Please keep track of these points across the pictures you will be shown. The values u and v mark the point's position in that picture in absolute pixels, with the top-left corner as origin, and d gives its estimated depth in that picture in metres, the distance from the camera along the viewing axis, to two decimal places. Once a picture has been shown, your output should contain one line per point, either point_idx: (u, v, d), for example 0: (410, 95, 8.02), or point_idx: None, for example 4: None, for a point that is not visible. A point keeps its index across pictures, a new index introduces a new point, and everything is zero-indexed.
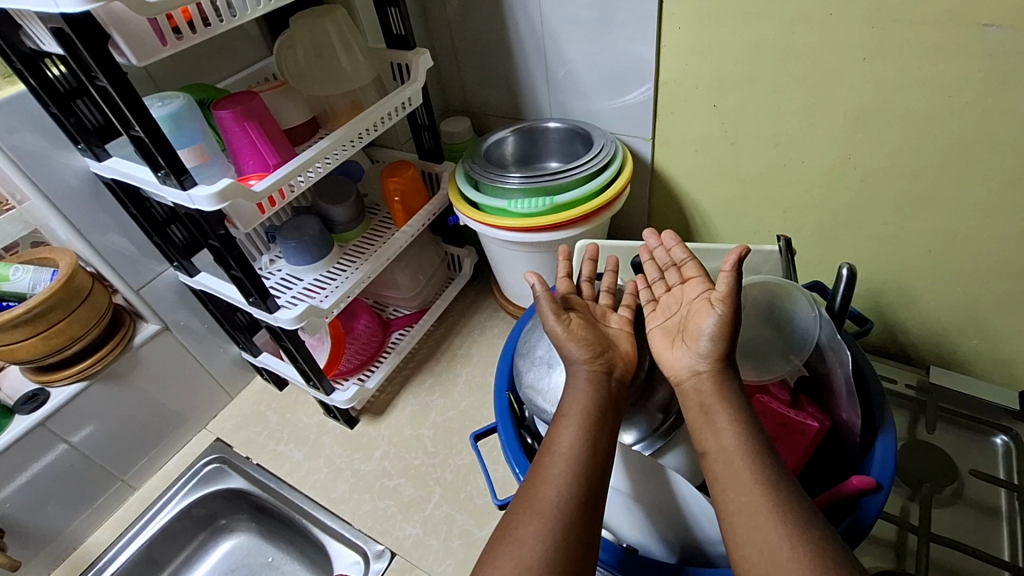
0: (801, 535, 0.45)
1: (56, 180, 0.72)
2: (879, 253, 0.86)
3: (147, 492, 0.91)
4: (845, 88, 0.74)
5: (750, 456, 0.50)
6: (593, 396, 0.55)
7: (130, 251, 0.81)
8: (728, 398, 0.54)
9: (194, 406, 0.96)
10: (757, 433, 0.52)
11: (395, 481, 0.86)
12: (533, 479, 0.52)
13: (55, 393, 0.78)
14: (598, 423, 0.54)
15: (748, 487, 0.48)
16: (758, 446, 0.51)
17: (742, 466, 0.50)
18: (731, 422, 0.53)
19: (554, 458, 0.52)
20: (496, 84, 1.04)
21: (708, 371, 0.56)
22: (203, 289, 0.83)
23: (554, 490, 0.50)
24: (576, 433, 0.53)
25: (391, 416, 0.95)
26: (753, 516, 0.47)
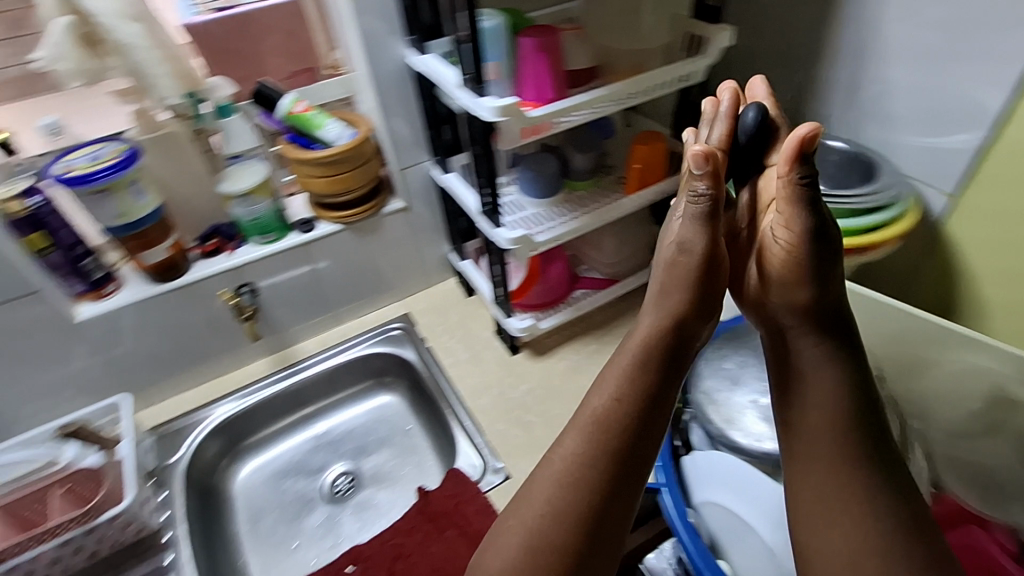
0: (870, 523, 0.49)
1: (380, 61, 0.85)
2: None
3: (346, 330, 1.10)
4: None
5: (850, 451, 0.52)
6: (609, 399, 0.55)
7: (408, 133, 0.95)
8: (834, 364, 0.54)
9: (400, 280, 1.12)
10: (847, 404, 0.53)
11: (531, 418, 0.91)
12: (540, 469, 0.54)
13: (320, 226, 0.97)
14: (602, 435, 0.54)
15: (824, 471, 0.52)
16: (857, 442, 0.52)
17: (831, 449, 0.52)
18: (831, 404, 0.53)
19: (564, 451, 0.54)
20: (786, 83, 0.95)
21: (808, 334, 0.55)
22: (446, 187, 0.95)
23: (561, 480, 0.52)
24: (588, 443, 0.53)
25: (548, 361, 0.99)
26: (829, 504, 0.51)
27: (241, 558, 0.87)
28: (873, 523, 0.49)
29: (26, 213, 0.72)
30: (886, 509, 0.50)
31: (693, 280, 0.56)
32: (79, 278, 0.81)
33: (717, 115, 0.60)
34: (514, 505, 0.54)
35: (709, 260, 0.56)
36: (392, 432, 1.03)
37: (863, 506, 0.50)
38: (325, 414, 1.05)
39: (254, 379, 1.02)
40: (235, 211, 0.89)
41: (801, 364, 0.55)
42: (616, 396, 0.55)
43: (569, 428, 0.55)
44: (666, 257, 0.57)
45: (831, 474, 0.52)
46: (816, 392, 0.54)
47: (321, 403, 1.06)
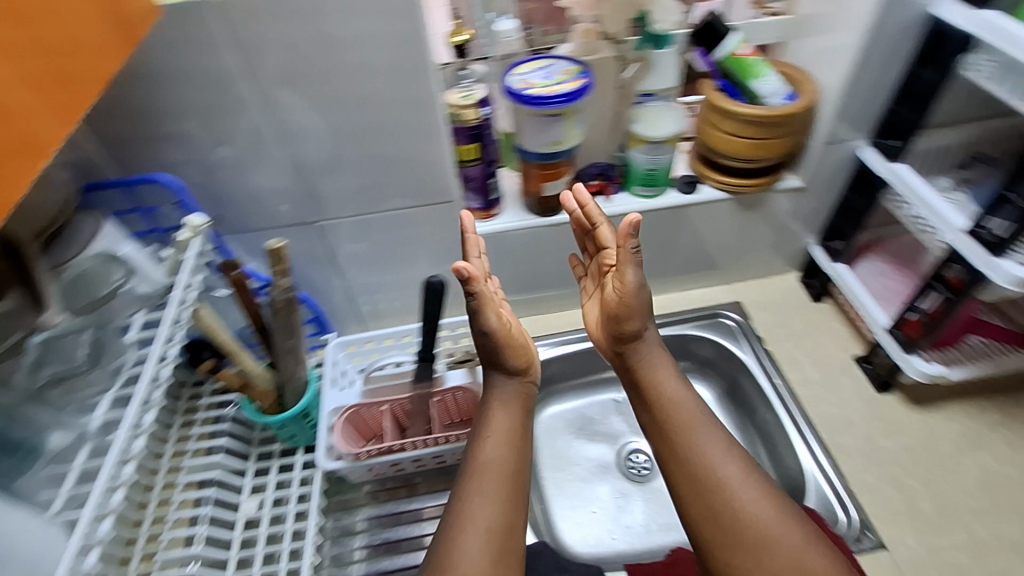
0: (752, 469, 0.61)
1: (894, 14, 0.66)
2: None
3: (667, 303, 1.00)
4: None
5: (684, 428, 0.63)
6: (502, 412, 0.65)
7: (862, 104, 0.75)
8: (665, 369, 0.67)
9: (744, 265, 0.97)
10: (637, 351, 0.68)
11: (914, 483, 0.75)
12: (472, 481, 0.61)
13: (703, 189, 0.85)
14: (507, 445, 0.63)
15: (672, 412, 0.65)
16: (683, 404, 0.65)
17: (683, 395, 0.66)
18: (681, 387, 0.66)
19: (476, 506, 0.58)
20: None
21: (648, 348, 0.68)
22: (889, 181, 0.76)
23: (483, 507, 0.58)
24: (489, 491, 0.59)
25: (930, 416, 0.81)
26: (744, 487, 0.59)
27: (544, 504, 0.86)
28: (767, 486, 0.59)
29: (474, 122, 0.71)
30: (739, 459, 0.61)
31: (507, 342, 0.65)
32: (479, 195, 0.79)
33: (469, 246, 0.65)
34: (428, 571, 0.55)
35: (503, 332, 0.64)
36: None
37: (766, 484, 0.59)
38: None
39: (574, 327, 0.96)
40: (634, 155, 0.79)
41: (658, 374, 0.67)
42: (486, 441, 0.63)
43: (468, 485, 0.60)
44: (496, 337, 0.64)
45: (743, 471, 0.60)
46: (666, 374, 0.67)
47: None
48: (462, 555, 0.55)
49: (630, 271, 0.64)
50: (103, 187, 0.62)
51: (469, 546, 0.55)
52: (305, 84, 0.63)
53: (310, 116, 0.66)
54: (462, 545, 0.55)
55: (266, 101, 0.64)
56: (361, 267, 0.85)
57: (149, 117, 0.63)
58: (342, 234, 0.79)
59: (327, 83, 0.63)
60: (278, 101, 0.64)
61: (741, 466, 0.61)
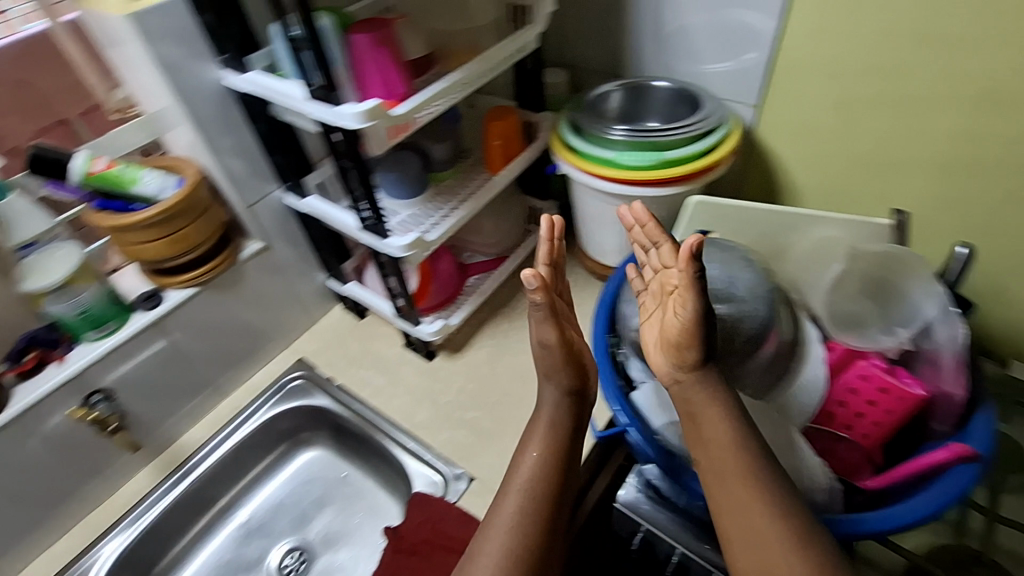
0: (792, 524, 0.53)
1: (191, 93, 0.72)
2: (1001, 235, 0.83)
3: (235, 402, 0.96)
4: (994, 62, 0.70)
5: (735, 477, 0.56)
6: (552, 464, 0.63)
7: (245, 167, 0.82)
8: (711, 415, 0.58)
9: (281, 327, 1.00)
10: (752, 436, 0.58)
11: (475, 414, 0.89)
12: (507, 493, 0.62)
13: (170, 296, 0.82)
14: (555, 470, 0.63)
15: (743, 495, 0.55)
16: (750, 454, 0.57)
17: (732, 461, 0.57)
18: (728, 434, 0.58)
19: (502, 517, 0.59)
20: (601, 37, 0.99)
21: (699, 389, 0.60)
22: (310, 212, 0.85)
23: (512, 524, 0.59)
24: (522, 510, 0.60)
25: (468, 356, 0.97)
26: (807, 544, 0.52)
27: None
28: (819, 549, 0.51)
29: None
30: (762, 508, 0.54)
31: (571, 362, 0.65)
32: None
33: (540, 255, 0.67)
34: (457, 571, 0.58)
35: (567, 349, 0.63)
36: (328, 485, 0.95)
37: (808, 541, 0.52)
38: (244, 500, 0.93)
39: (143, 495, 0.85)
40: (53, 309, 0.73)
41: (712, 432, 0.59)
42: (538, 453, 0.64)
43: (498, 503, 0.61)
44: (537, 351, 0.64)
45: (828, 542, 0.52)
46: (711, 421, 0.59)
47: (233, 491, 0.93)
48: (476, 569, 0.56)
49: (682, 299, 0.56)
50: None
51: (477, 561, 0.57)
52: None
53: None
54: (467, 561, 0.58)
55: None
56: None
57: None
58: None
59: None
60: None
61: (795, 511, 0.54)
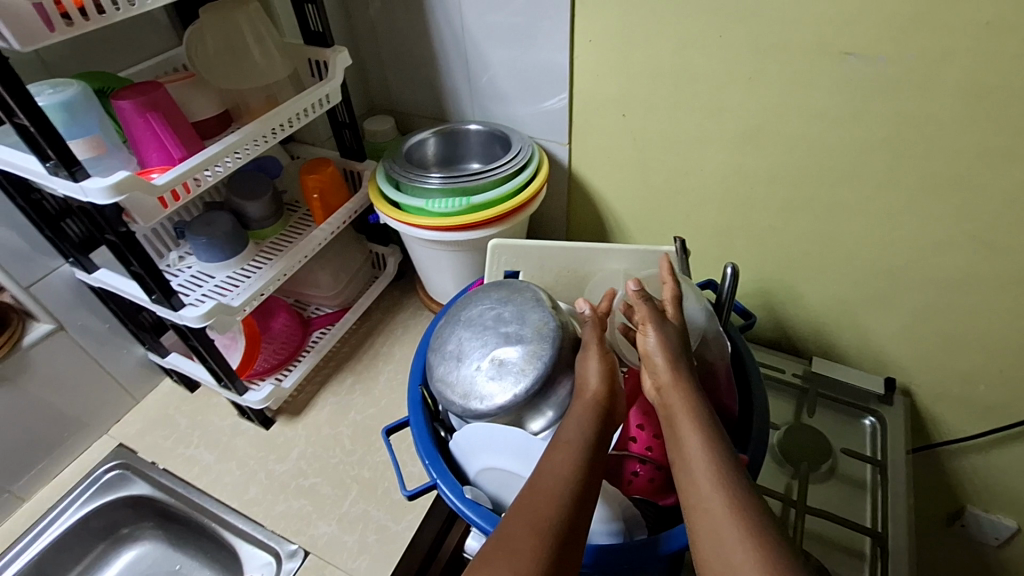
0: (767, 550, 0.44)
1: None
2: (784, 249, 0.91)
3: (38, 504, 0.85)
4: (743, 98, 0.79)
5: (705, 478, 0.49)
6: (592, 447, 0.53)
7: (20, 244, 0.75)
8: (686, 423, 0.54)
9: (94, 413, 0.90)
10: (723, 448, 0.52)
11: (311, 480, 0.84)
12: (537, 480, 0.52)
13: None
14: (593, 459, 0.53)
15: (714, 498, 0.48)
16: (720, 453, 0.51)
17: (705, 468, 0.50)
18: (699, 437, 0.52)
19: (531, 509, 0.49)
20: (421, 85, 1.02)
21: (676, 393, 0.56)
22: (102, 286, 0.79)
23: (536, 519, 0.48)
24: (554, 504, 0.49)
25: (309, 417, 0.92)
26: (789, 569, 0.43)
27: None
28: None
29: None
30: (730, 513, 0.46)
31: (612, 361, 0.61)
32: None
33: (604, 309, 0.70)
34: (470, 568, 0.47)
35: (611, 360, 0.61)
36: None
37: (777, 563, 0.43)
38: None
39: None
40: None
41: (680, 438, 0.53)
42: (584, 432, 0.54)
43: (529, 487, 0.51)
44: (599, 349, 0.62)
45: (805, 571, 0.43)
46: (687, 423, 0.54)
47: None
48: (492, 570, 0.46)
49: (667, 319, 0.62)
50: None
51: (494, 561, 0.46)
52: None
53: None
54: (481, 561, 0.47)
55: None
56: None
57: None
58: None
59: None
60: None
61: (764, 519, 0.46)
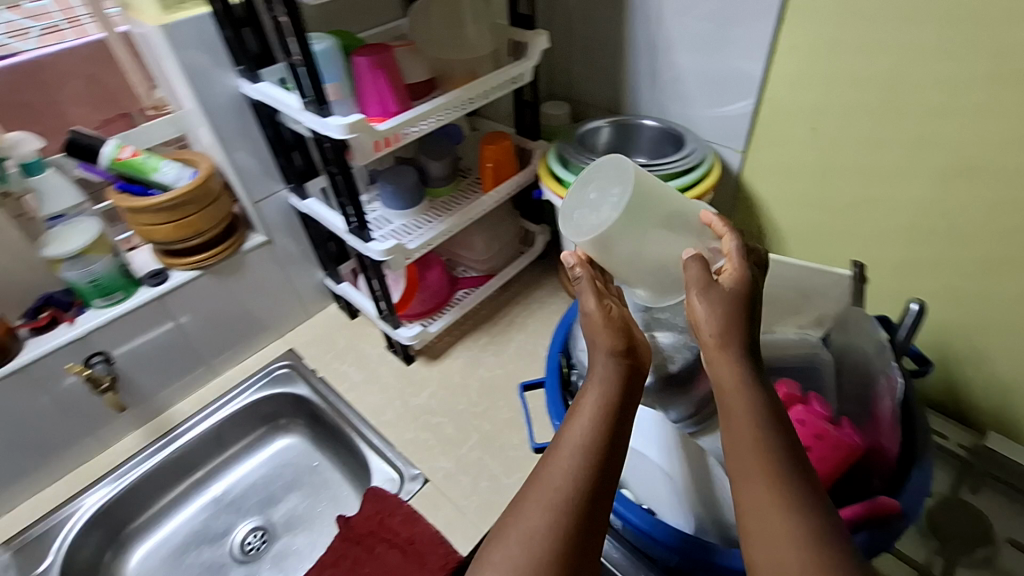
0: (805, 522, 0.41)
1: (212, 99, 0.82)
2: (978, 301, 0.80)
3: (226, 381, 1.03)
4: (967, 127, 0.71)
5: (748, 448, 0.46)
6: (612, 410, 0.51)
7: (257, 167, 0.91)
8: (727, 391, 0.49)
9: (277, 318, 1.07)
10: (771, 414, 0.47)
11: (438, 419, 0.92)
12: (552, 452, 0.50)
13: (175, 275, 0.90)
14: (612, 422, 0.50)
15: (751, 471, 0.45)
16: (759, 427, 0.46)
17: (742, 435, 0.46)
18: (735, 402, 0.48)
19: (546, 483, 0.47)
20: (602, 76, 1.05)
21: (727, 366, 0.49)
22: (308, 212, 0.93)
23: (551, 495, 0.46)
24: (572, 479, 0.47)
25: (444, 364, 1.01)
26: (826, 548, 0.40)
27: None
28: (835, 548, 0.40)
29: None
30: (782, 509, 0.42)
31: (623, 326, 0.57)
32: None
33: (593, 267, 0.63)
34: (485, 547, 0.46)
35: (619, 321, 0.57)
36: (298, 474, 0.99)
37: (813, 533, 0.41)
38: (219, 475, 0.98)
39: (128, 455, 0.92)
40: (66, 276, 0.80)
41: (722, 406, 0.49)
42: (598, 397, 0.52)
43: (545, 458, 0.49)
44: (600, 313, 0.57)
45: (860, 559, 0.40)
46: (737, 403, 0.48)
47: (209, 466, 0.98)
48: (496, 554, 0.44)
49: (719, 281, 0.53)
50: None
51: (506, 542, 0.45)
52: None
53: None
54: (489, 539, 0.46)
55: None
56: None
57: None
58: None
59: None
60: None
61: (818, 507, 0.43)
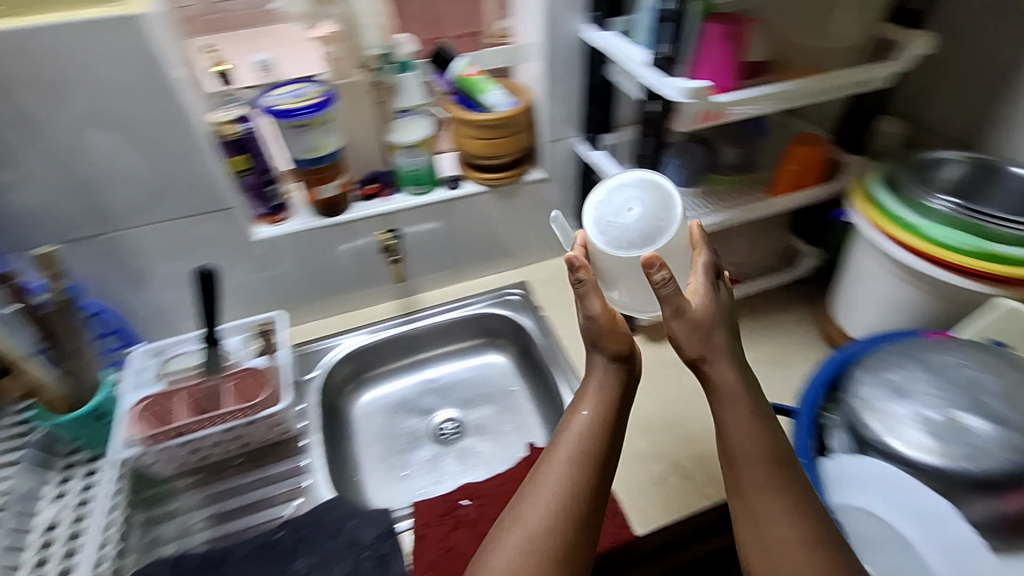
0: (797, 516, 0.57)
1: (556, 37, 0.88)
2: None
3: (465, 288, 1.16)
4: None
5: (745, 459, 0.61)
6: (616, 407, 0.69)
7: (564, 109, 0.96)
8: (720, 410, 0.63)
9: (523, 250, 1.15)
10: (765, 435, 0.62)
11: (643, 399, 0.91)
12: (564, 442, 0.66)
13: (466, 185, 1.02)
14: (615, 420, 0.68)
15: (760, 485, 0.59)
16: (753, 444, 0.61)
17: (749, 454, 0.61)
18: (732, 424, 0.62)
19: (564, 474, 0.63)
20: (969, 102, 0.88)
21: (728, 371, 0.63)
22: (593, 163, 0.97)
23: (566, 478, 0.62)
24: (584, 468, 0.63)
25: (663, 348, 0.99)
26: (791, 547, 0.56)
27: (356, 476, 0.96)
28: (818, 537, 0.57)
29: (236, 137, 0.83)
30: (783, 503, 0.58)
31: (614, 321, 0.69)
32: (260, 200, 0.91)
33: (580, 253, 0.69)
34: (505, 526, 0.61)
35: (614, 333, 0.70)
36: (497, 390, 1.09)
37: (800, 522, 0.57)
38: (437, 363, 1.12)
39: (381, 317, 1.09)
40: (398, 161, 0.96)
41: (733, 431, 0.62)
42: (598, 406, 0.68)
43: (559, 443, 0.66)
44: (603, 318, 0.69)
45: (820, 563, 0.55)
46: (726, 409, 0.63)
47: (432, 352, 1.12)
48: (523, 517, 0.60)
49: (689, 304, 0.63)
50: None
51: (528, 511, 0.61)
52: (68, 116, 0.73)
53: (79, 151, 0.76)
54: (512, 512, 0.62)
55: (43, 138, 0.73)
56: (167, 286, 0.93)
57: None
58: (133, 252, 0.87)
59: (100, 122, 0.75)
60: (52, 138, 0.74)
61: (801, 508, 0.58)
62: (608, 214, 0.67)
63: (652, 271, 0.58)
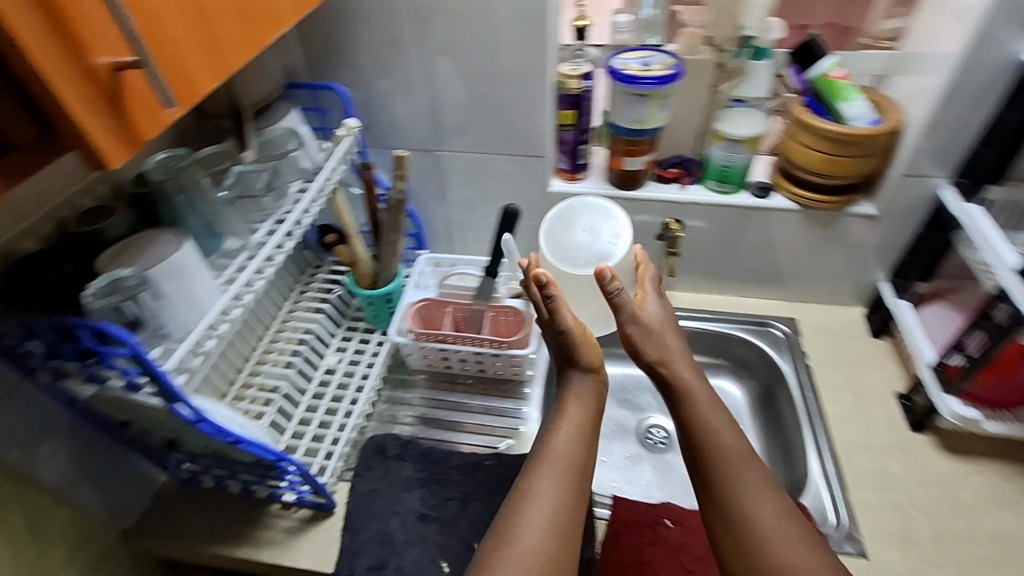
0: (767, 489, 0.64)
1: (983, 58, 0.70)
2: None
3: (726, 303, 1.04)
4: None
5: (700, 422, 0.69)
6: (596, 405, 0.72)
7: (946, 145, 0.78)
8: (696, 395, 0.71)
9: (806, 285, 1.00)
10: (703, 384, 0.73)
11: (913, 512, 0.77)
12: (545, 459, 0.66)
13: (775, 198, 0.90)
14: (591, 428, 0.70)
15: (717, 436, 0.68)
16: (700, 406, 0.70)
17: (697, 392, 0.72)
18: (690, 370, 0.73)
19: (553, 485, 0.63)
20: None
21: (685, 365, 0.74)
22: (960, 217, 0.78)
23: (558, 485, 0.63)
24: (571, 479, 0.64)
25: (959, 466, 0.81)
26: (781, 533, 0.61)
27: None
28: (794, 521, 0.62)
29: (576, 92, 0.86)
30: (769, 493, 0.63)
31: (586, 337, 0.74)
32: (568, 157, 0.93)
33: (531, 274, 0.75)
34: (496, 545, 0.59)
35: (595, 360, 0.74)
36: None
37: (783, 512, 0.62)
38: None
39: None
40: (712, 151, 0.88)
41: (682, 386, 0.72)
42: (579, 425, 0.69)
43: (543, 455, 0.66)
44: (577, 330, 0.73)
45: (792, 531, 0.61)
46: (690, 408, 0.71)
47: None
48: (527, 531, 0.59)
49: (554, 297, 0.70)
50: (296, 89, 0.86)
51: (524, 524, 0.60)
52: (450, 47, 0.82)
53: (448, 77, 0.86)
54: (503, 524, 0.61)
55: (427, 60, 0.84)
56: (463, 207, 1.03)
57: (342, 50, 0.85)
58: (451, 172, 0.97)
59: (475, 56, 0.82)
60: (433, 63, 0.84)
61: (761, 476, 0.65)
62: (566, 231, 0.85)
63: (606, 281, 0.68)
